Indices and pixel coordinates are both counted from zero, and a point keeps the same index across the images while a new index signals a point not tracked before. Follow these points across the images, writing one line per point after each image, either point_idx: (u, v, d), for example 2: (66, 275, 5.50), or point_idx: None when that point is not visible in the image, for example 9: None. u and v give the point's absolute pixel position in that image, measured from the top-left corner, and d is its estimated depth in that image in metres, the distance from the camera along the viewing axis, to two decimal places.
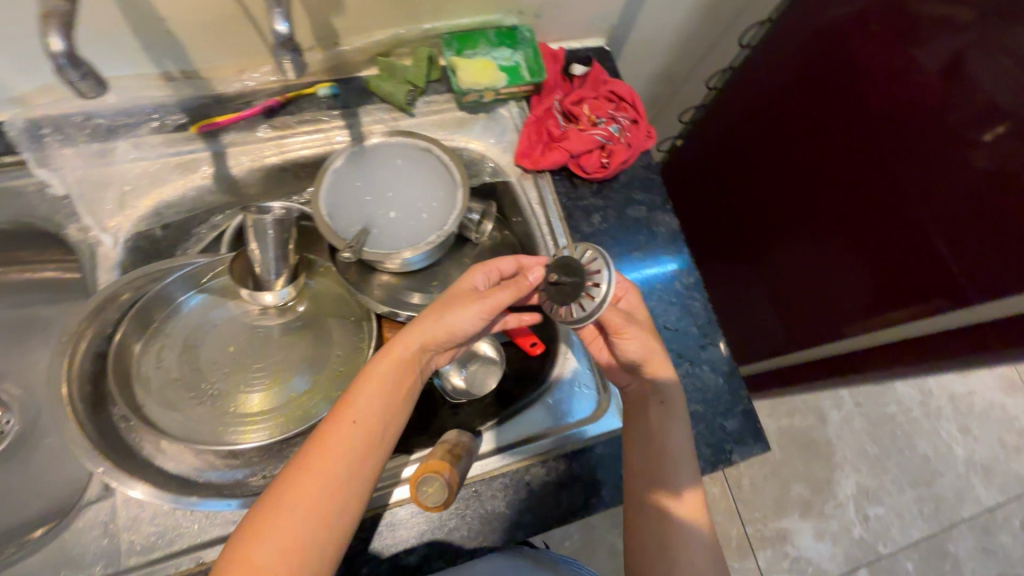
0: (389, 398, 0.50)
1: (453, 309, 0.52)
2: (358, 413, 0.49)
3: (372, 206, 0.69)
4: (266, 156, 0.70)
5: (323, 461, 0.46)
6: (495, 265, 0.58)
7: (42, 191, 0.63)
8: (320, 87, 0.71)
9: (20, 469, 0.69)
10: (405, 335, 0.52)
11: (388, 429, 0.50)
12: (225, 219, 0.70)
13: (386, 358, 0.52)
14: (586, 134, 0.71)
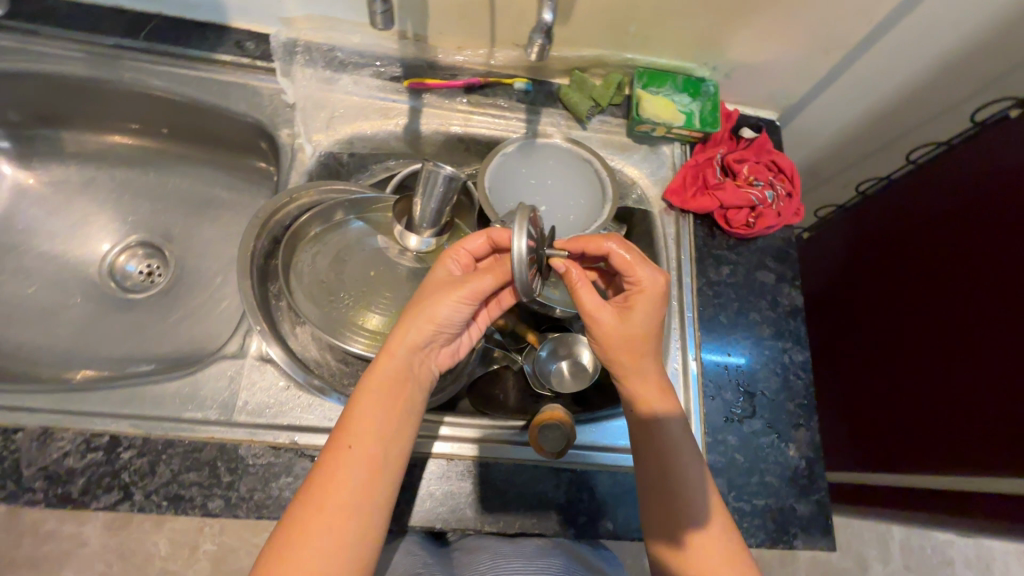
0: (384, 412, 0.51)
1: (428, 299, 0.55)
2: (350, 432, 0.49)
3: (526, 193, 0.76)
4: (453, 124, 0.78)
5: (323, 484, 0.46)
6: (461, 248, 0.59)
7: (275, 98, 0.75)
8: (517, 81, 0.78)
9: (166, 318, 0.80)
10: (390, 348, 0.53)
11: (386, 441, 0.50)
12: (398, 165, 0.79)
13: (373, 378, 0.52)
14: (741, 191, 0.75)
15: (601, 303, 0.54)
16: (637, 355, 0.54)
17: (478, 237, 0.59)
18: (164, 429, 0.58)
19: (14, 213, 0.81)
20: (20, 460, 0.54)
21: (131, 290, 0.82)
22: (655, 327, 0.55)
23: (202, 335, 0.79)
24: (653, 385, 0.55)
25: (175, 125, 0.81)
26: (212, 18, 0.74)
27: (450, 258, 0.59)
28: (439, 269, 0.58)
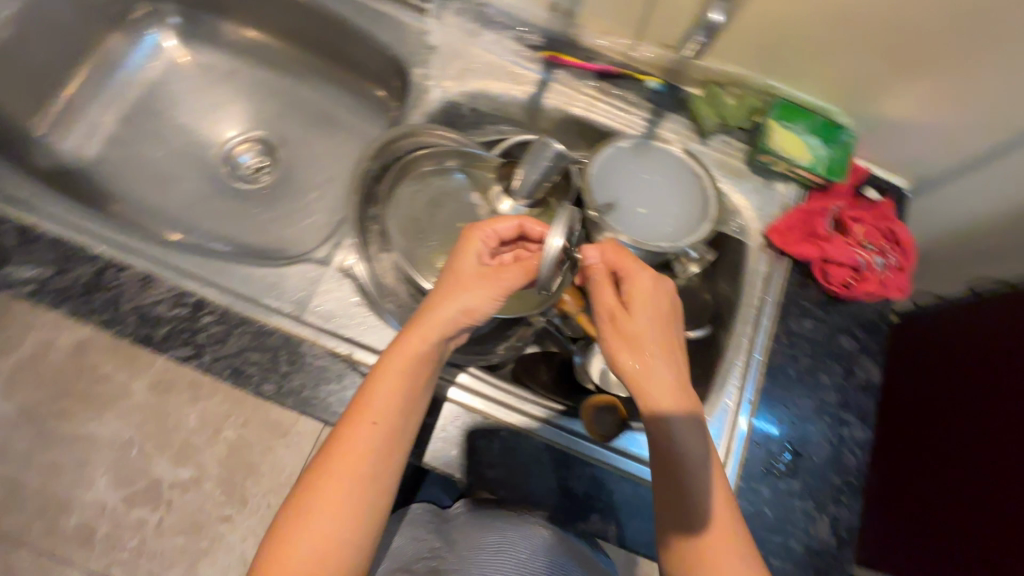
0: (405, 392, 0.51)
1: (460, 293, 0.55)
2: (366, 402, 0.50)
3: (629, 190, 0.75)
4: (576, 105, 0.78)
5: (341, 459, 0.48)
6: (475, 237, 0.58)
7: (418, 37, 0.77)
8: (651, 79, 0.77)
9: (264, 215, 0.86)
10: (414, 332, 0.53)
11: (404, 416, 0.51)
12: (509, 131, 0.81)
13: (396, 353, 0.53)
14: (850, 249, 0.71)
15: (606, 293, 0.56)
16: (632, 342, 0.54)
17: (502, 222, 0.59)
18: (246, 306, 0.62)
19: (164, 82, 0.88)
20: (119, 294, 0.59)
21: (240, 179, 0.88)
22: (658, 317, 0.55)
23: (289, 238, 0.84)
24: (656, 385, 0.52)
25: (321, 40, 0.85)
26: None
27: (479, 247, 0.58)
28: (464, 263, 0.57)
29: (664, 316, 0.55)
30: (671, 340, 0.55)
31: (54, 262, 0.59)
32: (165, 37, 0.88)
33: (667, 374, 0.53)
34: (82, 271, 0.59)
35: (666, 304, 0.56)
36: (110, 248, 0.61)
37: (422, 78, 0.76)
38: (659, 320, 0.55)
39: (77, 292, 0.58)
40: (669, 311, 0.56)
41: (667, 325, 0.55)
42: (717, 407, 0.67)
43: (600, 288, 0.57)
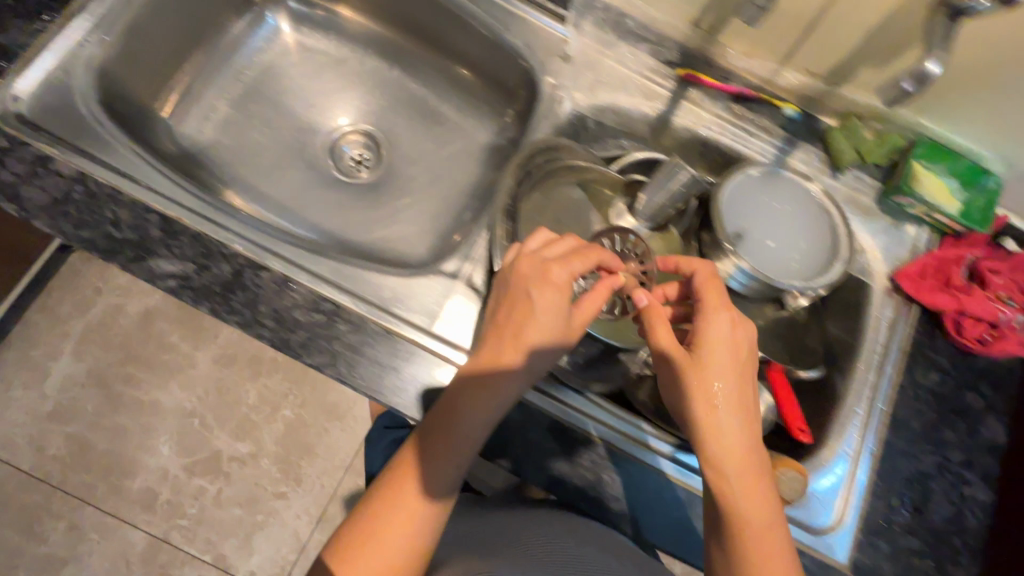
0: (477, 427, 0.51)
1: (535, 334, 0.52)
2: (441, 442, 0.51)
3: (759, 222, 0.73)
4: (705, 126, 0.75)
5: (409, 484, 0.50)
6: (553, 278, 0.53)
7: (551, 44, 0.74)
8: (788, 106, 0.74)
9: (368, 210, 0.85)
10: (483, 366, 0.52)
11: (471, 449, 0.52)
12: (628, 146, 0.77)
13: (469, 389, 0.52)
14: (990, 304, 0.68)
15: (659, 321, 0.56)
16: (695, 374, 0.53)
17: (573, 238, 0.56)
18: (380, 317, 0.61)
19: (276, 66, 0.86)
20: (258, 295, 0.59)
21: (346, 173, 0.87)
22: (727, 349, 0.54)
23: (394, 236, 0.82)
24: (717, 420, 0.52)
25: (439, 35, 0.83)
26: None
27: (567, 273, 0.54)
28: (545, 300, 0.52)
29: (728, 347, 0.54)
30: (741, 376, 0.54)
31: (196, 257, 0.58)
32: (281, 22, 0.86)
33: (726, 407, 0.52)
34: (224, 269, 0.59)
35: (734, 337, 0.55)
36: (249, 248, 0.60)
37: (552, 88, 0.74)
38: (728, 353, 0.54)
39: (219, 291, 0.58)
40: (735, 343, 0.54)
41: (740, 373, 0.54)
42: (836, 453, 0.66)
43: (654, 315, 0.56)
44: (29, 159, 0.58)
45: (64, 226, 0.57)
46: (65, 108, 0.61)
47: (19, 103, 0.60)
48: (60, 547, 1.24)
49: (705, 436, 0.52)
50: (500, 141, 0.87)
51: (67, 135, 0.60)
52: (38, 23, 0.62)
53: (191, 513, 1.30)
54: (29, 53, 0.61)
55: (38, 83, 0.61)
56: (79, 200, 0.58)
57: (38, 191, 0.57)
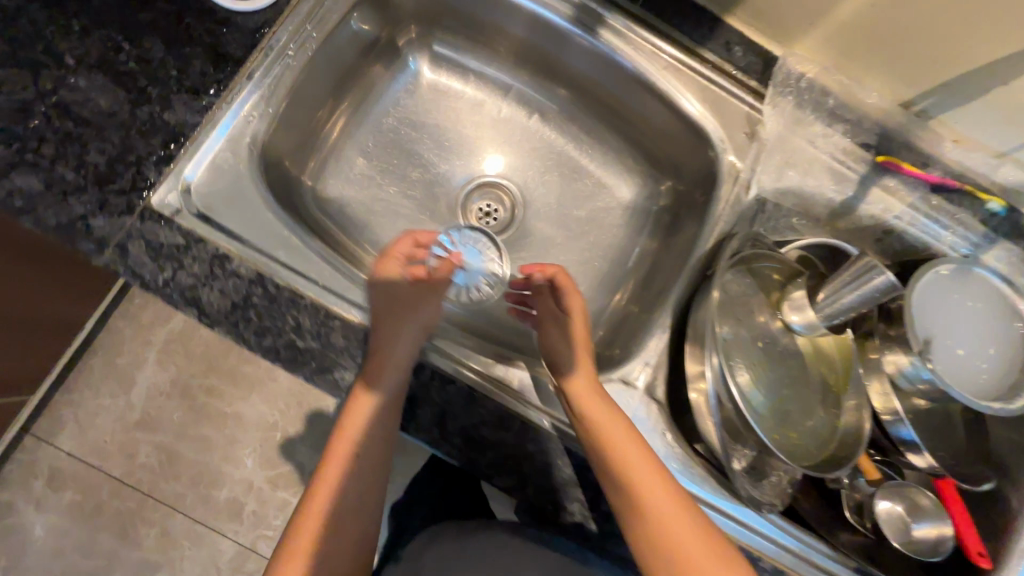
0: (390, 400, 0.55)
1: (413, 309, 0.61)
2: (352, 412, 0.57)
3: (951, 326, 0.65)
4: (897, 215, 0.68)
5: (345, 452, 0.58)
6: (398, 254, 0.64)
7: (737, 118, 0.67)
8: (994, 200, 0.67)
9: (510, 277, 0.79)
10: (388, 357, 0.54)
11: (366, 429, 0.56)
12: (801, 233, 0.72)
13: (375, 369, 0.54)
14: None
15: (556, 329, 0.64)
16: (572, 391, 0.58)
17: (408, 238, 0.65)
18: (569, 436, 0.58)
19: (411, 114, 0.79)
20: (445, 412, 0.55)
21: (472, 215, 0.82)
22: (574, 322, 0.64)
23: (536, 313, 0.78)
24: (597, 409, 0.56)
25: (594, 90, 0.75)
26: (711, 5, 0.66)
27: (404, 257, 0.65)
28: (395, 271, 0.63)
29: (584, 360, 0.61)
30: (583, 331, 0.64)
31: (382, 369, 0.55)
32: (420, 63, 0.78)
33: (585, 394, 0.57)
34: (409, 383, 0.55)
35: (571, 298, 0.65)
36: (434, 357, 0.57)
37: (736, 169, 0.67)
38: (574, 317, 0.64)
39: (405, 406, 0.55)
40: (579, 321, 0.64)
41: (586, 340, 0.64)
42: None
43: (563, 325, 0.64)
44: (207, 258, 0.54)
45: (246, 334, 0.53)
46: (236, 195, 0.57)
47: (191, 191, 0.55)
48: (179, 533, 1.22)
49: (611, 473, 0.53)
50: (650, 206, 0.80)
51: (240, 227, 0.56)
52: (204, 99, 0.56)
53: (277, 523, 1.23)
54: (196, 133, 0.56)
55: (207, 167, 0.56)
56: (258, 304, 0.54)
57: (218, 295, 0.53)
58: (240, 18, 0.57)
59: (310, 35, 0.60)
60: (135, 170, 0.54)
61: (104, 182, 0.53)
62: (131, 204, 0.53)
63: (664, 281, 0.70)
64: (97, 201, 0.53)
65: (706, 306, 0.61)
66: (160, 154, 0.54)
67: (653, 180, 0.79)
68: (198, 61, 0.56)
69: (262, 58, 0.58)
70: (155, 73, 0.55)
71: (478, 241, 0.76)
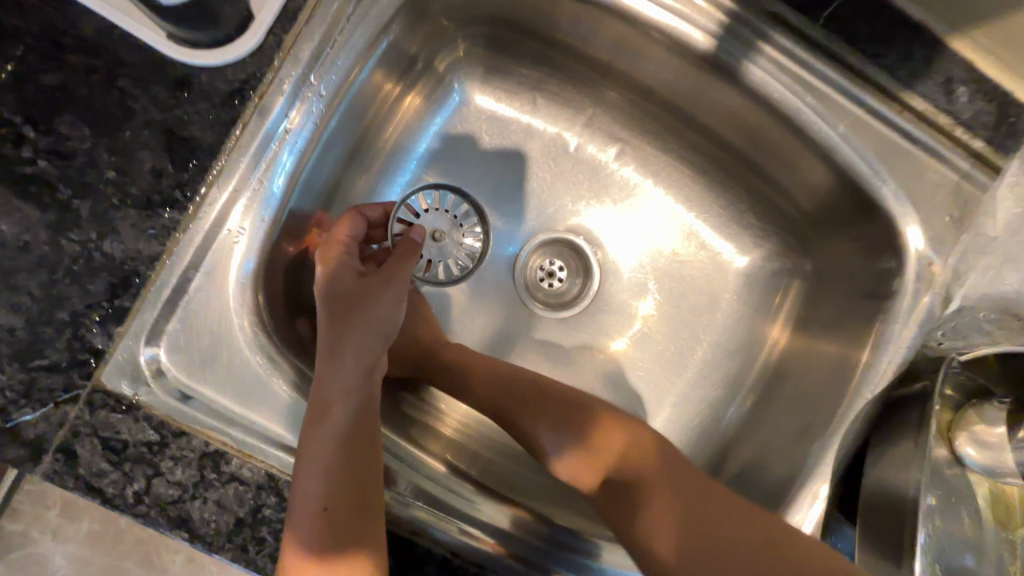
0: (341, 461, 0.36)
1: (371, 299, 0.42)
2: (300, 484, 0.36)
3: None
4: None
5: (309, 541, 0.35)
6: (343, 237, 0.45)
7: (946, 194, 0.45)
8: None
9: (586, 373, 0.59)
10: (328, 387, 0.38)
11: (336, 479, 0.35)
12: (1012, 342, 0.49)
13: (309, 422, 0.37)
14: None
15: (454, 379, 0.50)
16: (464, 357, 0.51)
17: (355, 219, 0.47)
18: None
19: (457, 158, 0.58)
20: None
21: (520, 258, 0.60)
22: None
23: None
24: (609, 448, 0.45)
25: (717, 129, 0.53)
26: (936, 21, 0.43)
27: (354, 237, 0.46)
28: (341, 257, 0.43)
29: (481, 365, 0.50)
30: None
31: None
32: (470, 89, 0.57)
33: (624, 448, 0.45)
34: None
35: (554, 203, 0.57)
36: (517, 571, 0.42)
37: (932, 272, 0.46)
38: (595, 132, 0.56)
39: None
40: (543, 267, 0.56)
41: None
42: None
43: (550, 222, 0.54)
44: (193, 459, 0.37)
45: (259, 563, 0.38)
46: (229, 363, 0.38)
47: (162, 368, 0.37)
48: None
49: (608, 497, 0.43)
50: (780, 282, 0.59)
51: (240, 410, 0.38)
52: (162, 217, 0.36)
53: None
54: (155, 272, 0.37)
55: (175, 325, 0.38)
56: (272, 519, 0.38)
57: (214, 510, 0.37)
58: (207, 75, 0.36)
59: (315, 91, 0.39)
60: (70, 334, 0.36)
61: (27, 356, 0.35)
62: (72, 389, 0.36)
63: (804, 404, 0.52)
64: (19, 387, 0.35)
65: (908, 483, 0.43)
66: (105, 307, 0.36)
67: (786, 248, 0.58)
68: (148, 154, 0.36)
69: (244, 144, 0.38)
70: (82, 177, 0.35)
71: (457, 208, 0.57)
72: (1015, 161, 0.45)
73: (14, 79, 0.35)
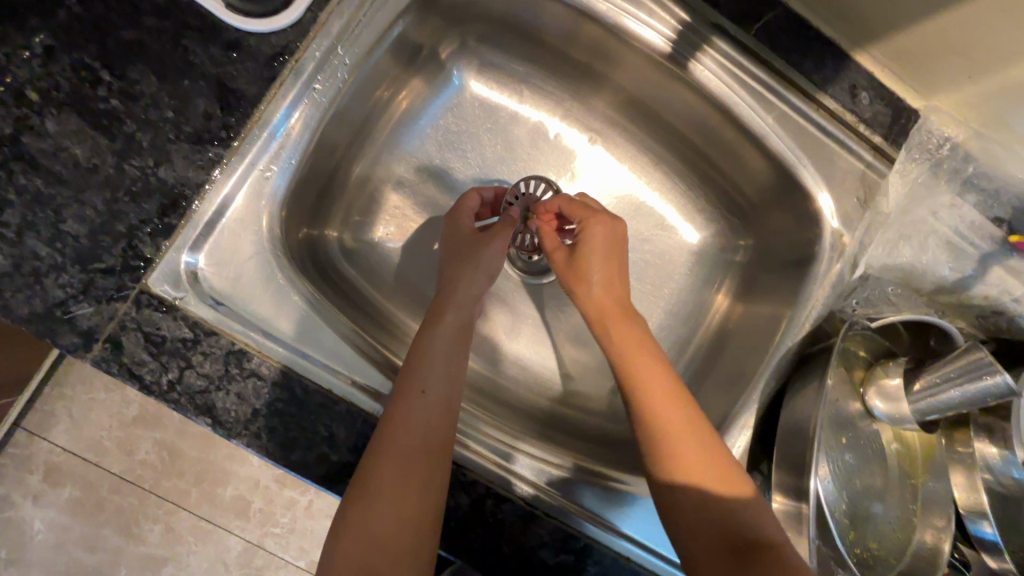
0: (445, 359, 0.48)
1: (480, 252, 0.56)
2: (414, 368, 0.47)
3: None
4: (1016, 296, 0.57)
5: (408, 404, 0.44)
6: (467, 207, 0.59)
7: (853, 180, 0.56)
8: None
9: (556, 332, 0.67)
10: (445, 304, 0.53)
11: (445, 372, 0.48)
12: (907, 309, 0.59)
13: (429, 324, 0.51)
14: None
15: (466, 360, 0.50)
16: (632, 378, 0.50)
17: (473, 195, 0.60)
18: (642, 559, 0.52)
19: (454, 138, 0.67)
20: (502, 534, 0.48)
21: None
22: (605, 260, 0.56)
23: (588, 391, 0.66)
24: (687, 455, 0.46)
25: (674, 121, 0.63)
26: (844, 38, 0.54)
27: (473, 209, 0.60)
28: (463, 218, 0.59)
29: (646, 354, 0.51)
30: (614, 261, 0.56)
31: None
32: (468, 77, 0.66)
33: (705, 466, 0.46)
34: (458, 499, 0.48)
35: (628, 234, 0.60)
36: (489, 471, 0.49)
37: (842, 242, 0.56)
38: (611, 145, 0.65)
39: (454, 530, 0.48)
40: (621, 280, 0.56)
41: None
42: None
43: (581, 264, 0.56)
44: (220, 355, 0.44)
45: (270, 449, 0.44)
46: (255, 277, 0.46)
47: (199, 276, 0.45)
48: (147, 554, 0.98)
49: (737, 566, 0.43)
50: (727, 259, 0.69)
51: (263, 317, 0.46)
52: (209, 152, 0.44)
53: (285, 522, 1.01)
54: (200, 197, 0.45)
55: (213, 244, 0.46)
56: (283, 411, 0.45)
57: (235, 401, 0.44)
58: (255, 40, 0.45)
59: (341, 61, 0.48)
60: (125, 244, 0.43)
61: (87, 258, 0.42)
62: (123, 289, 0.43)
63: (739, 360, 0.61)
64: (78, 284, 0.42)
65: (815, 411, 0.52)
66: (157, 223, 0.44)
67: (731, 230, 0.68)
68: (202, 100, 0.44)
69: (280, 97, 0.46)
70: (145, 115, 0.43)
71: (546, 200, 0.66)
72: (904, 153, 0.55)
73: (97, 32, 0.43)
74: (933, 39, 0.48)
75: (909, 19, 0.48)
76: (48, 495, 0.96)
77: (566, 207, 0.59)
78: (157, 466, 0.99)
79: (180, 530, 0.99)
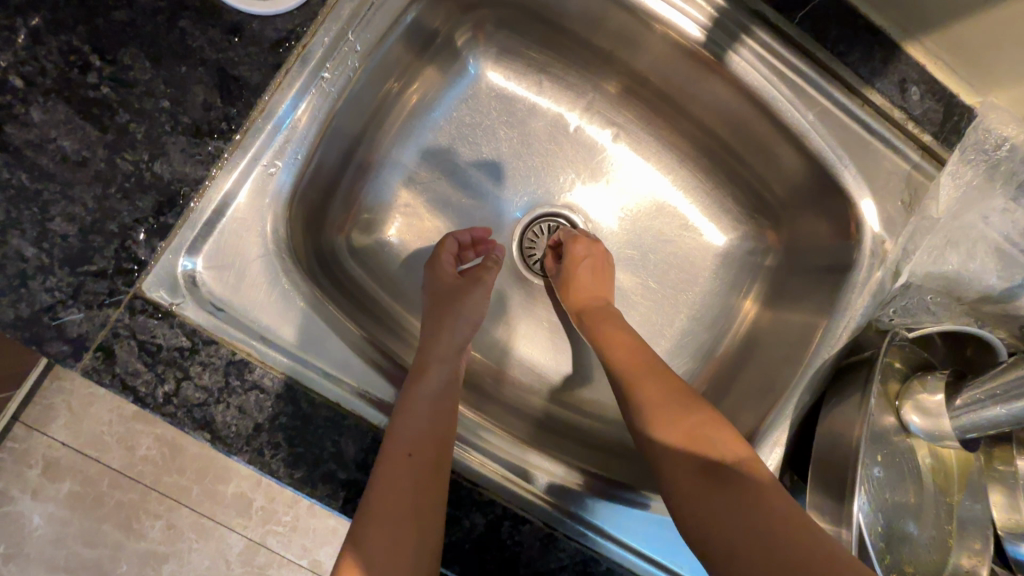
0: (430, 415, 0.44)
1: (463, 300, 0.55)
2: (396, 426, 0.43)
3: None
4: None
5: (395, 471, 0.41)
6: (445, 250, 0.58)
7: (897, 180, 0.52)
8: None
9: (574, 335, 0.64)
10: (428, 356, 0.49)
11: (430, 425, 0.44)
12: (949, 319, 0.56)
13: (415, 373, 0.47)
14: None
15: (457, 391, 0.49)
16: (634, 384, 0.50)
17: (450, 238, 0.58)
18: None
19: (468, 130, 0.63)
20: (519, 556, 0.45)
21: (514, 229, 0.64)
22: (593, 272, 0.59)
23: (607, 398, 0.63)
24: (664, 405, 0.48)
25: (704, 116, 0.59)
26: (892, 28, 0.50)
27: (451, 254, 0.58)
28: (444, 265, 0.57)
29: (618, 329, 0.55)
30: (605, 270, 0.60)
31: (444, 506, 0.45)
32: (484, 67, 0.63)
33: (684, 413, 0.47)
34: (474, 520, 0.45)
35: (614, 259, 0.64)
36: (506, 489, 0.46)
37: (884, 248, 0.52)
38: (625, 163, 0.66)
39: (471, 553, 0.44)
40: (606, 284, 0.60)
41: None
42: None
43: (569, 271, 0.60)
44: (220, 365, 0.41)
45: (274, 466, 0.41)
46: (258, 284, 0.43)
47: (198, 280, 0.42)
48: (147, 551, 0.95)
49: (710, 488, 0.42)
50: (755, 261, 0.65)
51: (265, 323, 0.43)
52: (208, 145, 0.41)
53: (287, 520, 0.99)
54: (199, 194, 0.41)
55: (213, 249, 0.42)
56: (288, 425, 0.42)
57: (236, 414, 0.41)
58: (258, 24, 0.42)
59: (351, 47, 0.45)
60: (117, 244, 0.40)
61: (76, 260, 0.39)
62: (115, 294, 0.40)
63: (769, 369, 0.58)
64: (68, 288, 0.39)
65: (854, 427, 0.48)
66: (152, 222, 0.40)
67: (760, 231, 0.64)
68: (201, 89, 0.41)
69: (285, 86, 0.42)
70: (139, 104, 0.40)
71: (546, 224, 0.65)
72: (956, 153, 0.51)
73: (87, 14, 0.39)
74: (995, 29, 0.44)
75: (969, 7, 0.44)
76: (47, 490, 0.94)
77: (568, 236, 0.62)
78: (159, 463, 0.96)
79: (181, 527, 0.96)
